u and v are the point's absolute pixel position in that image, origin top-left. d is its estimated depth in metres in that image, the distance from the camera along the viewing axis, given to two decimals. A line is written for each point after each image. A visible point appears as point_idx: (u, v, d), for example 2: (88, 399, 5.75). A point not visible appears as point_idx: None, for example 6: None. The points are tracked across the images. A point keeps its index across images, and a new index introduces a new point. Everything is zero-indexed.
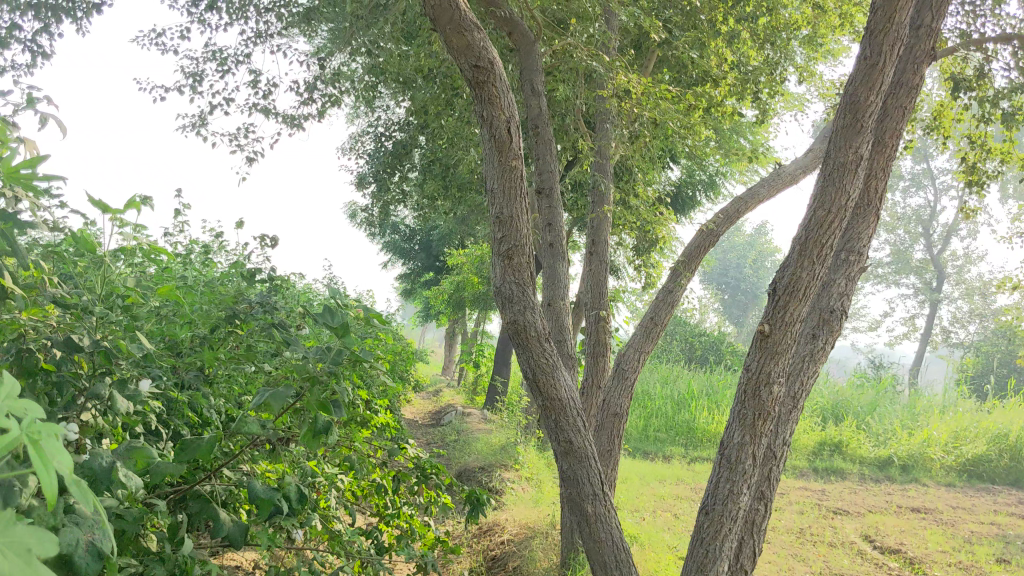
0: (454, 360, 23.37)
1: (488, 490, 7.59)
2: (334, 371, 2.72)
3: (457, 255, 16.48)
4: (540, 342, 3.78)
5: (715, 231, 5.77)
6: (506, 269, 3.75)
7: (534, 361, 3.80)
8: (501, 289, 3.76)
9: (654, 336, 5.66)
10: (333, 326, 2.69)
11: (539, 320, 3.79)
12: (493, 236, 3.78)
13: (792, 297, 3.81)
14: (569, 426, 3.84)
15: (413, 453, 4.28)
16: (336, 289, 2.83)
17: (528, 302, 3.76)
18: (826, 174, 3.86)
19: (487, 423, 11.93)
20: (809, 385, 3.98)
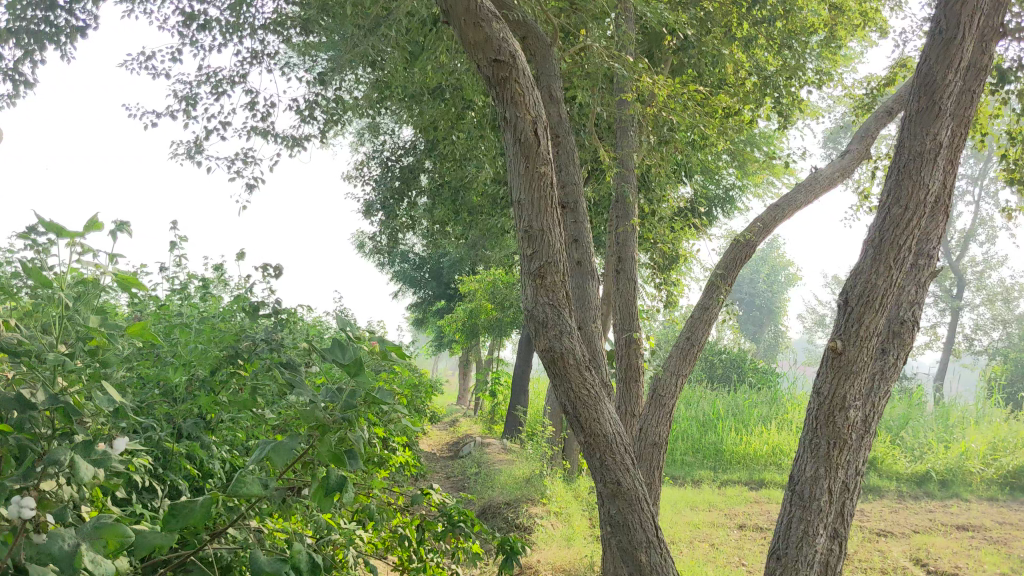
0: (470, 390, 22.94)
1: (516, 528, 7.16)
2: (348, 418, 2.31)
3: (468, 282, 16.10)
4: (581, 372, 3.39)
5: (750, 243, 5.33)
6: (542, 290, 3.36)
7: (574, 393, 3.41)
8: (534, 313, 3.36)
9: (692, 358, 5.26)
10: (345, 363, 2.29)
11: (578, 346, 3.39)
12: (521, 254, 3.40)
13: (868, 308, 3.62)
14: (615, 465, 3.46)
15: (438, 498, 3.85)
16: (347, 319, 2.42)
17: (566, 329, 3.36)
18: (902, 169, 3.67)
19: (508, 454, 11.49)
20: (881, 405, 3.73)
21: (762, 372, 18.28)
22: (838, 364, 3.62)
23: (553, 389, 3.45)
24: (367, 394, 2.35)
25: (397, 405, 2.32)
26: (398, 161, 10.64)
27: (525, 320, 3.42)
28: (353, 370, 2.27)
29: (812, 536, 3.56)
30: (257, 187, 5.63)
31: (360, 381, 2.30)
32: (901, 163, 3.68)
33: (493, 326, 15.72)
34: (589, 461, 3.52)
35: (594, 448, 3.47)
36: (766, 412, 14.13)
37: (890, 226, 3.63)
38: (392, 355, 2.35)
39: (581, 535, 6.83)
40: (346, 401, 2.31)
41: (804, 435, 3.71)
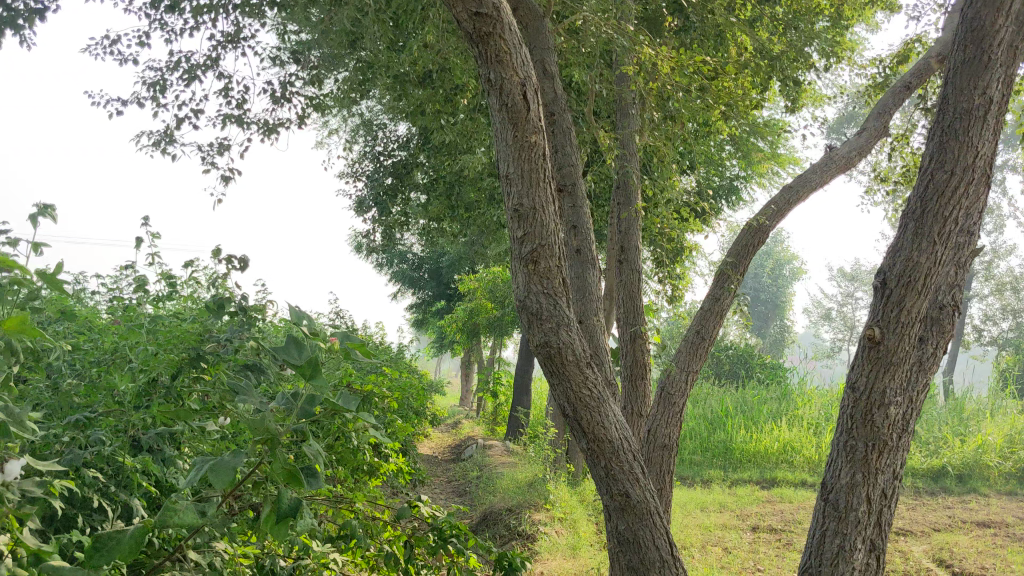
0: (472, 390, 22.59)
1: (518, 537, 6.79)
2: (303, 429, 1.93)
3: (468, 281, 15.75)
4: (580, 368, 3.03)
5: (764, 227, 4.94)
6: (534, 276, 2.99)
7: (573, 394, 3.06)
8: (526, 303, 3.00)
9: (702, 354, 4.87)
10: (299, 365, 1.92)
11: (578, 341, 3.04)
12: (511, 235, 3.04)
13: (909, 290, 3.38)
14: (623, 476, 3.11)
15: (427, 512, 3.49)
16: (302, 312, 2.04)
17: (564, 320, 3.00)
18: (946, 129, 3.41)
19: (511, 457, 11.12)
20: (921, 400, 3.44)
21: (769, 368, 17.89)
22: (876, 355, 3.39)
23: (551, 390, 3.10)
24: (329, 402, 1.99)
25: (365, 415, 1.95)
26: (387, 154, 10.27)
27: (517, 309, 3.05)
28: (312, 372, 1.90)
29: (849, 551, 3.33)
30: (233, 179, 5.28)
31: (321, 385, 1.93)
32: (945, 122, 3.42)
33: (493, 326, 15.40)
34: (592, 468, 3.17)
35: (597, 455, 3.11)
36: (776, 409, 13.75)
37: (934, 194, 3.37)
38: (359, 355, 1.98)
39: (587, 544, 6.46)
40: (304, 410, 1.95)
41: (839, 436, 3.47)
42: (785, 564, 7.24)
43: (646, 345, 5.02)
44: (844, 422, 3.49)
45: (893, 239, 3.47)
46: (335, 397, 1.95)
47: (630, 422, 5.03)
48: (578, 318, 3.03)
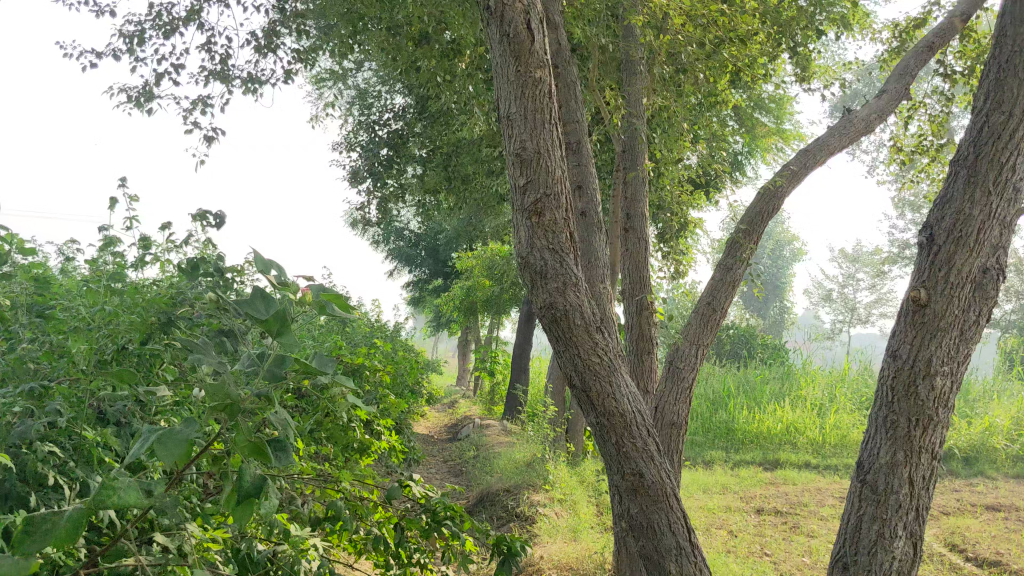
0: (469, 370, 22.36)
1: (515, 518, 6.54)
2: (268, 396, 1.63)
3: (465, 258, 15.47)
4: (589, 334, 2.81)
5: (781, 191, 4.65)
6: (539, 231, 2.77)
7: (582, 362, 2.83)
8: (530, 259, 2.76)
9: (714, 326, 4.58)
10: (263, 322, 1.63)
11: (585, 304, 2.81)
12: (512, 186, 2.83)
13: (958, 246, 3.19)
14: (635, 453, 2.86)
15: (420, 491, 3.21)
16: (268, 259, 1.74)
17: (571, 280, 2.78)
18: (1003, 67, 3.23)
19: (509, 436, 10.86)
20: (963, 371, 3.25)
21: (771, 349, 17.62)
22: (921, 319, 3.22)
23: (556, 358, 2.86)
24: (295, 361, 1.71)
25: (349, 389, 1.65)
26: (382, 122, 9.94)
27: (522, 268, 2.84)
28: (282, 329, 1.62)
29: (889, 538, 3.24)
30: (217, 139, 5.00)
31: (290, 343, 1.64)
32: (1003, 60, 3.24)
33: (491, 303, 15.14)
34: (603, 445, 2.94)
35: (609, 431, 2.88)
36: (779, 389, 13.49)
37: (989, 138, 3.18)
38: (338, 310, 1.70)
39: (588, 527, 6.20)
40: (268, 372, 1.66)
41: (880, 411, 3.33)
42: (793, 549, 6.98)
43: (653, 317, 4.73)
44: (884, 396, 3.34)
45: (943, 189, 3.28)
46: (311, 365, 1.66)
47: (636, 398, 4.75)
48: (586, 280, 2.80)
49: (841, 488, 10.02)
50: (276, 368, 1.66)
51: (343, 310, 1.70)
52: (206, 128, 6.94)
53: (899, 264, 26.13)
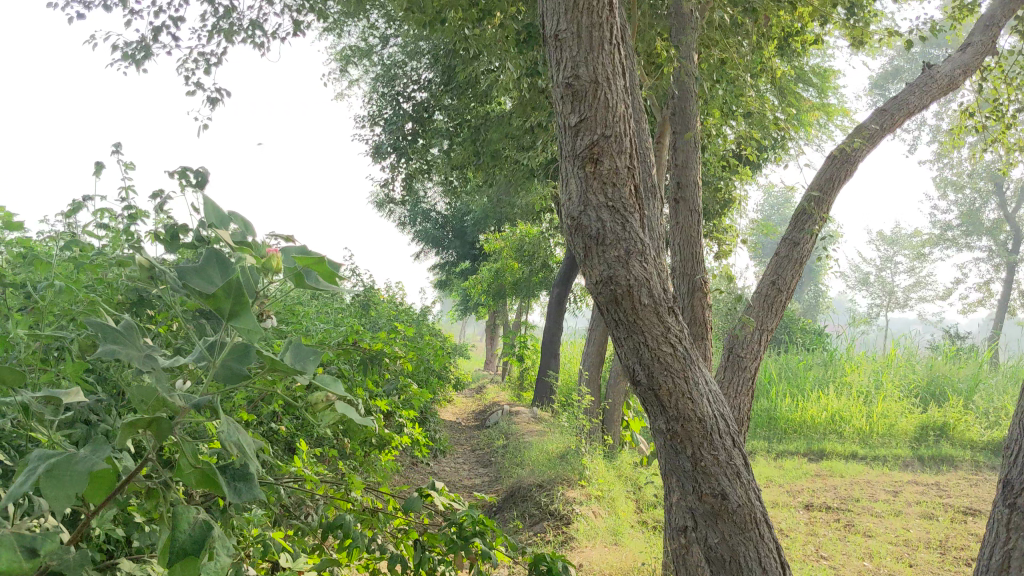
0: (497, 356, 21.86)
1: (549, 518, 6.04)
2: (214, 406, 1.11)
3: (494, 240, 14.98)
4: (656, 316, 2.75)
5: (857, 154, 4.09)
6: (597, 187, 2.70)
7: (650, 351, 2.76)
8: (585, 223, 2.71)
9: (778, 308, 4.05)
10: (207, 297, 1.10)
11: (652, 284, 2.74)
12: (566, 132, 2.75)
13: None
14: (709, 461, 2.78)
15: (442, 503, 2.70)
16: (218, 210, 1.22)
17: (636, 250, 2.71)
18: None
19: (541, 425, 10.36)
20: None
21: (811, 334, 16.96)
22: None
23: (621, 346, 2.80)
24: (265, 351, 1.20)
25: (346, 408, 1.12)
26: (407, 94, 9.39)
27: (568, 234, 2.78)
28: (242, 310, 1.09)
29: None
30: (221, 102, 4.48)
31: (249, 330, 1.12)
32: None
33: (522, 287, 14.65)
34: (672, 456, 2.87)
35: (682, 436, 2.81)
36: (822, 376, 12.90)
37: None
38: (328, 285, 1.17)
39: (630, 528, 5.70)
40: (226, 372, 1.17)
41: None
42: (853, 552, 6.43)
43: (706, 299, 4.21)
44: None
45: None
46: (290, 366, 1.14)
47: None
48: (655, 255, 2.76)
49: (893, 481, 9.44)
50: (237, 364, 1.17)
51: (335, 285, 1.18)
52: (211, 91, 6.41)
53: (941, 247, 25.30)
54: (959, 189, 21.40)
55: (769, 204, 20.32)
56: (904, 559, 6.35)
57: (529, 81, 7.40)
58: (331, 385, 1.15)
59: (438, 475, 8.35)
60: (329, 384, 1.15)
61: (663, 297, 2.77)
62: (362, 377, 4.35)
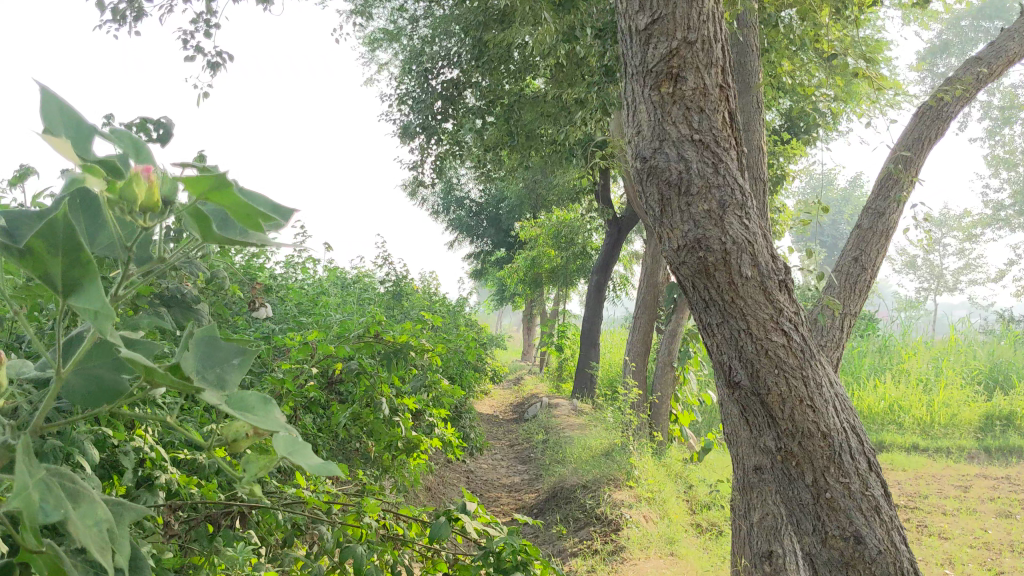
0: (535, 347, 21.36)
1: (595, 522, 5.55)
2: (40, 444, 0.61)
3: (530, 227, 14.49)
4: (762, 295, 2.57)
5: (949, 108, 3.54)
6: (679, 115, 2.58)
7: (758, 343, 2.56)
8: (668, 171, 2.58)
9: (863, 289, 3.53)
10: (18, 257, 0.63)
11: (755, 257, 2.56)
12: (645, 59, 2.63)
13: None
14: (832, 481, 2.54)
15: (474, 524, 2.18)
16: (70, 110, 0.73)
17: (732, 202, 2.56)
18: None
19: (582, 418, 9.87)
20: None
21: (862, 320, 16.26)
22: None
23: (719, 335, 2.63)
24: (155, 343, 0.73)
25: (280, 450, 0.62)
26: (435, 70, 8.91)
27: (646, 185, 2.67)
28: (85, 281, 0.60)
29: None
30: (223, 67, 4.03)
31: (97, 313, 0.61)
32: None
33: (560, 274, 14.15)
34: (786, 482, 2.63)
35: (799, 457, 2.57)
36: (877, 363, 12.26)
37: None
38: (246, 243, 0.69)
39: (685, 536, 5.18)
40: (90, 385, 0.70)
41: None
42: (930, 557, 5.85)
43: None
44: None
45: None
46: (191, 378, 0.65)
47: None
48: (757, 213, 2.61)
49: (960, 475, 8.80)
50: (112, 375, 0.70)
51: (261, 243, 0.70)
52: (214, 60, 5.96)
53: (993, 228, 24.38)
54: (1013, 168, 20.52)
55: (814, 185, 19.60)
56: (987, 564, 5.76)
57: (564, 48, 6.88)
58: (261, 412, 0.66)
59: (474, 473, 7.89)
60: (256, 409, 0.66)
61: (772, 270, 2.60)
62: (386, 373, 3.89)
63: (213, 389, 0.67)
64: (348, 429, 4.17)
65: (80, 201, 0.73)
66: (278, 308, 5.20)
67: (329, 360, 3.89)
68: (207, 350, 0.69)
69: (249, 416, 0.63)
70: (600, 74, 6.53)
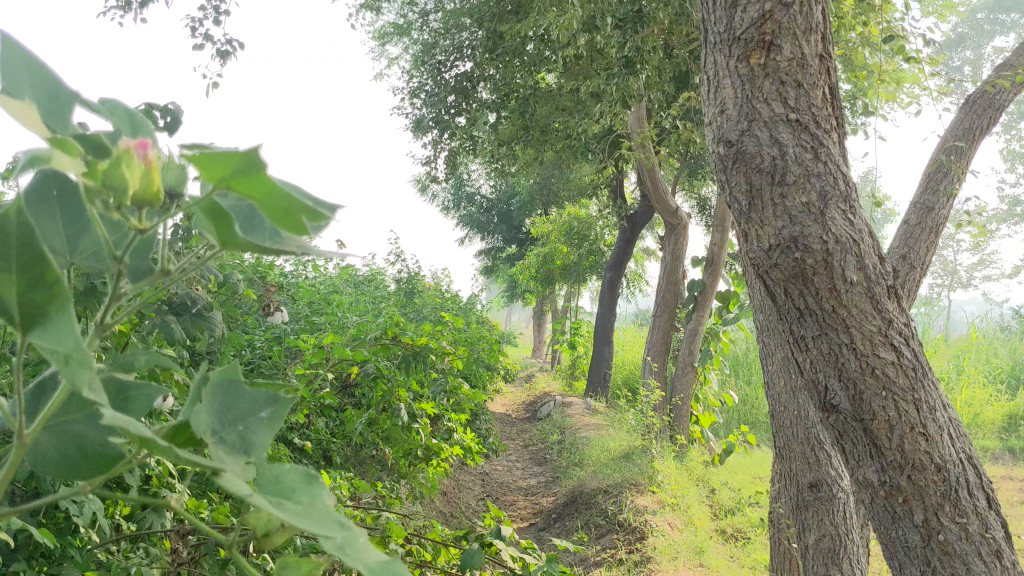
0: (545, 344, 21.14)
1: (618, 529, 5.36)
2: None
3: (541, 223, 14.32)
4: (868, 304, 2.31)
5: (1002, 95, 3.31)
6: (771, 91, 2.38)
7: (862, 360, 2.31)
8: (760, 158, 2.38)
9: (912, 288, 3.32)
10: None
11: (862, 262, 2.31)
12: (736, 29, 2.45)
13: None
14: (943, 520, 2.27)
15: (507, 553, 1.99)
16: (36, 67, 0.54)
17: (835, 193, 2.33)
18: None
19: (597, 418, 9.68)
20: None
21: None
22: None
23: (819, 349, 2.38)
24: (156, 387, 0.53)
25: (339, 557, 0.43)
26: (447, 64, 8.70)
27: (734, 174, 2.46)
28: (52, 310, 0.42)
29: None
30: (231, 55, 3.86)
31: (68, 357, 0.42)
32: None
33: (572, 271, 13.95)
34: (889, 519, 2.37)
35: (906, 492, 2.30)
36: None
37: None
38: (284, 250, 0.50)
39: (712, 544, 4.99)
40: (65, 447, 0.51)
41: None
42: None
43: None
44: None
45: None
46: (204, 444, 0.46)
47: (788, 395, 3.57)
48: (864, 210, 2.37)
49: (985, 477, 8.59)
50: (92, 433, 0.52)
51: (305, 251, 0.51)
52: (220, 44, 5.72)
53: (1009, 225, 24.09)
54: None
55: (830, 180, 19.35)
56: None
57: (583, 36, 6.69)
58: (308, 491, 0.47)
59: (488, 475, 7.71)
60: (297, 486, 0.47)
61: (880, 275, 2.34)
62: (403, 377, 3.70)
63: (234, 456, 0.48)
64: (364, 435, 4.00)
65: (56, 195, 0.54)
66: (290, 308, 5.02)
67: (344, 363, 3.71)
68: (228, 398, 0.50)
69: (287, 503, 0.43)
70: (620, 66, 6.34)
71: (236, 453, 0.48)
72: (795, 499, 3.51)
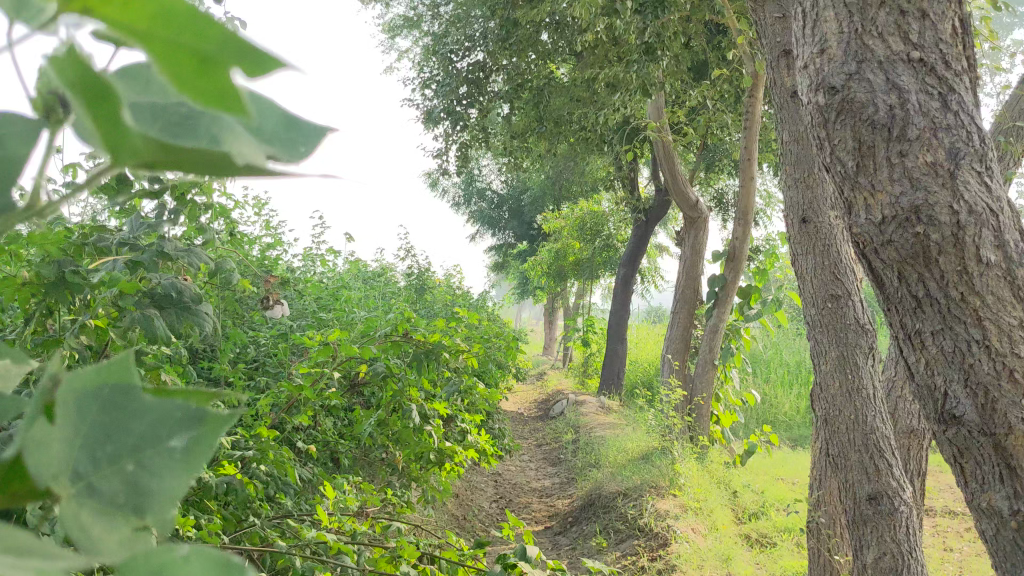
0: (557, 341, 20.93)
1: (639, 535, 5.14)
2: None
3: (554, 219, 14.11)
4: (1009, 290, 1.88)
5: None
6: (887, 24, 1.92)
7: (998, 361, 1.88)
8: (876, 108, 1.92)
9: None
10: None
11: (1003, 239, 1.88)
12: None
13: None
14: None
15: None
16: None
17: (968, 151, 1.87)
18: None
19: (613, 417, 9.44)
20: None
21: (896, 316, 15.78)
22: None
23: (944, 347, 1.94)
24: (15, 395, 0.25)
25: None
26: (461, 51, 8.45)
27: (837, 130, 2.00)
28: None
29: None
30: (234, 34, 3.65)
31: None
32: None
33: (584, 269, 13.73)
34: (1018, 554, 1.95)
35: None
36: None
37: None
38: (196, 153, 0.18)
39: (740, 552, 4.74)
40: None
41: None
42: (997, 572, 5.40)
43: (850, 304, 3.51)
44: None
45: None
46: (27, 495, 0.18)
47: (844, 398, 3.42)
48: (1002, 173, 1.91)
49: None
50: None
51: (245, 173, 0.19)
52: None
53: None
54: None
55: None
56: None
57: (601, 21, 6.46)
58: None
59: (502, 476, 7.49)
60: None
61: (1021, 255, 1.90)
62: (416, 377, 3.45)
63: (113, 528, 0.19)
64: (374, 437, 3.76)
65: None
66: (295, 303, 4.79)
67: (353, 361, 3.47)
68: (108, 411, 0.19)
69: None
70: (641, 52, 6.13)
71: (118, 514, 0.19)
72: (851, 512, 3.29)
